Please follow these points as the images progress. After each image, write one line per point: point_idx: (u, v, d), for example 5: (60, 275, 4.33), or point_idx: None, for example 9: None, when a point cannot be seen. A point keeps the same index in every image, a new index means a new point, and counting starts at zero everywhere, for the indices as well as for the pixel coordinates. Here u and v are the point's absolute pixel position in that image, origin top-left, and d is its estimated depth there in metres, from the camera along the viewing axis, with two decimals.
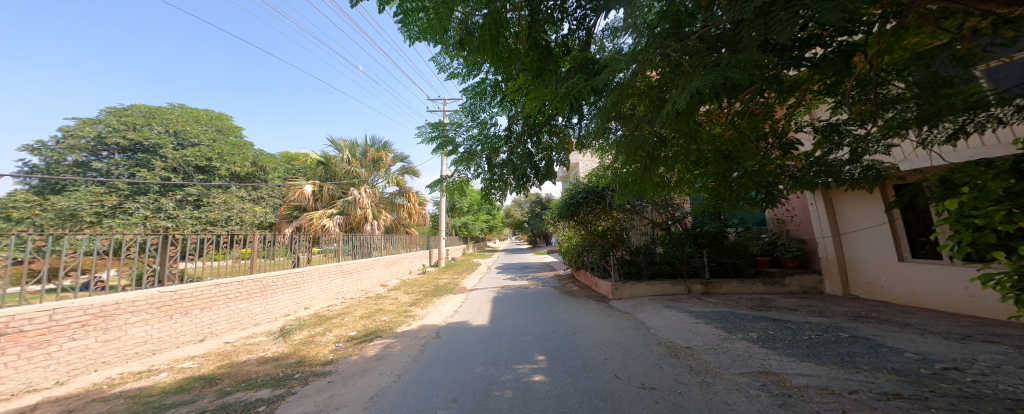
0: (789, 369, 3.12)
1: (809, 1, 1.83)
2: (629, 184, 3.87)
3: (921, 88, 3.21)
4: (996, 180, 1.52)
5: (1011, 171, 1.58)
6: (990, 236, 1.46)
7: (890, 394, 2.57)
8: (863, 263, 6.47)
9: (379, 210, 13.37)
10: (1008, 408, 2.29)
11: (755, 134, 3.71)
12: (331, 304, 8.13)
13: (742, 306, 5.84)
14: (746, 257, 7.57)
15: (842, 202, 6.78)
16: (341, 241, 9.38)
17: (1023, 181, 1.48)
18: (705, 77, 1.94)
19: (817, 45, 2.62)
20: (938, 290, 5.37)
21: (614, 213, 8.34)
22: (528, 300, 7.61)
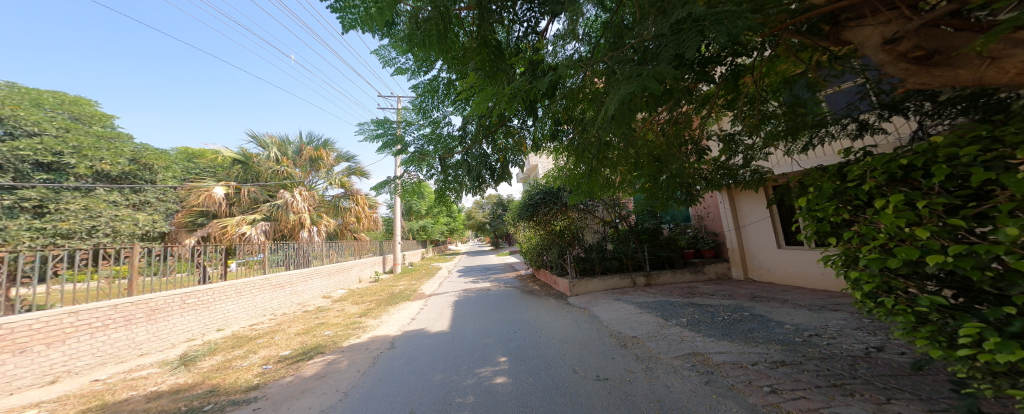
0: (710, 348, 3.58)
1: (708, 21, 2.08)
2: (581, 185, 4.16)
3: (788, 108, 3.93)
4: (828, 182, 1.94)
5: (836, 173, 2.01)
6: (825, 226, 1.95)
7: (778, 362, 3.11)
8: (756, 251, 7.75)
9: (319, 214, 11.89)
10: (850, 364, 2.95)
11: (680, 142, 4.20)
12: (254, 322, 7.10)
13: (675, 294, 6.56)
14: (677, 250, 8.51)
15: (740, 200, 8.02)
16: (268, 250, 8.27)
17: (842, 181, 1.91)
18: (630, 85, 2.13)
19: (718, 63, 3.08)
20: (804, 272, 6.64)
21: (571, 211, 8.86)
22: (491, 302, 7.55)
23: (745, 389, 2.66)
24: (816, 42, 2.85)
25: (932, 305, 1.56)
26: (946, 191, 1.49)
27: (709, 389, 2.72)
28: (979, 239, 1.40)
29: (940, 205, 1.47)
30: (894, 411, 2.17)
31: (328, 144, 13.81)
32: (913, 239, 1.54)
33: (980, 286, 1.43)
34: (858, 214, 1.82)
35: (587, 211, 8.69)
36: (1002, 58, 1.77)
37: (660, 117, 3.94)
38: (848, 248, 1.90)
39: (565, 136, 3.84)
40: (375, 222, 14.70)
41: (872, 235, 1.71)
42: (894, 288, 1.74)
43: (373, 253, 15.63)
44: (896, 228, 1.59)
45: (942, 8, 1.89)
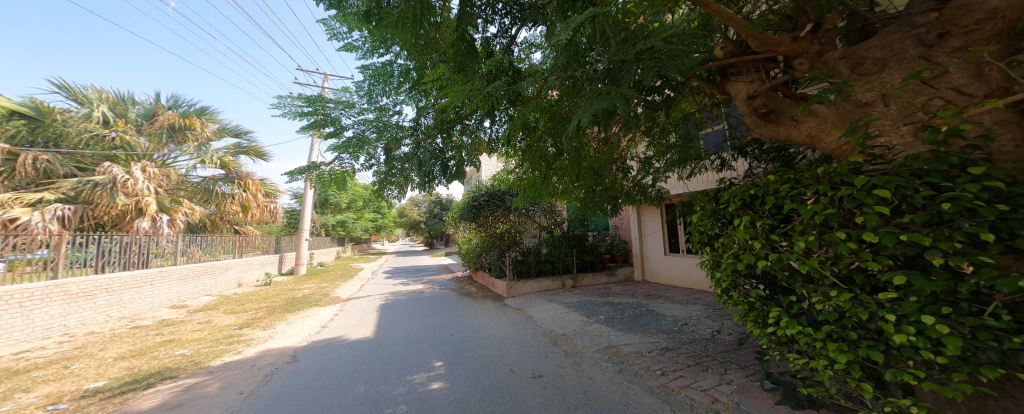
0: (621, 341, 4.12)
1: (664, 57, 2.45)
2: (528, 190, 4.41)
3: (683, 141, 4.78)
4: (710, 203, 2.53)
5: (710, 196, 2.63)
6: (701, 236, 2.58)
7: (666, 348, 3.78)
8: (651, 256, 9.20)
9: (178, 199, 8.83)
10: (707, 346, 3.79)
11: (613, 159, 4.72)
12: (24, 351, 4.90)
13: (594, 294, 7.34)
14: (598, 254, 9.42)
15: (645, 214, 9.47)
16: (66, 245, 5.92)
17: (716, 204, 2.51)
18: (602, 102, 2.39)
19: (661, 90, 3.48)
20: (679, 273, 8.33)
21: (512, 213, 9.00)
22: (424, 304, 7.10)
23: (645, 374, 3.15)
24: (713, 90, 3.56)
25: (757, 296, 2.19)
26: (770, 214, 2.11)
27: (623, 377, 3.12)
28: (783, 249, 2.03)
29: (767, 225, 2.09)
30: (730, 379, 2.89)
31: (208, 112, 10.77)
32: (750, 249, 2.16)
33: (780, 281, 2.08)
34: (721, 229, 2.43)
35: (524, 215, 8.93)
36: (800, 123, 2.56)
37: (604, 136, 4.40)
38: (715, 256, 2.51)
39: (517, 143, 4.01)
40: (274, 215, 12.03)
41: (731, 244, 2.30)
42: (738, 285, 2.36)
43: (263, 251, 12.80)
44: (743, 240, 2.19)
45: (781, 78, 2.74)
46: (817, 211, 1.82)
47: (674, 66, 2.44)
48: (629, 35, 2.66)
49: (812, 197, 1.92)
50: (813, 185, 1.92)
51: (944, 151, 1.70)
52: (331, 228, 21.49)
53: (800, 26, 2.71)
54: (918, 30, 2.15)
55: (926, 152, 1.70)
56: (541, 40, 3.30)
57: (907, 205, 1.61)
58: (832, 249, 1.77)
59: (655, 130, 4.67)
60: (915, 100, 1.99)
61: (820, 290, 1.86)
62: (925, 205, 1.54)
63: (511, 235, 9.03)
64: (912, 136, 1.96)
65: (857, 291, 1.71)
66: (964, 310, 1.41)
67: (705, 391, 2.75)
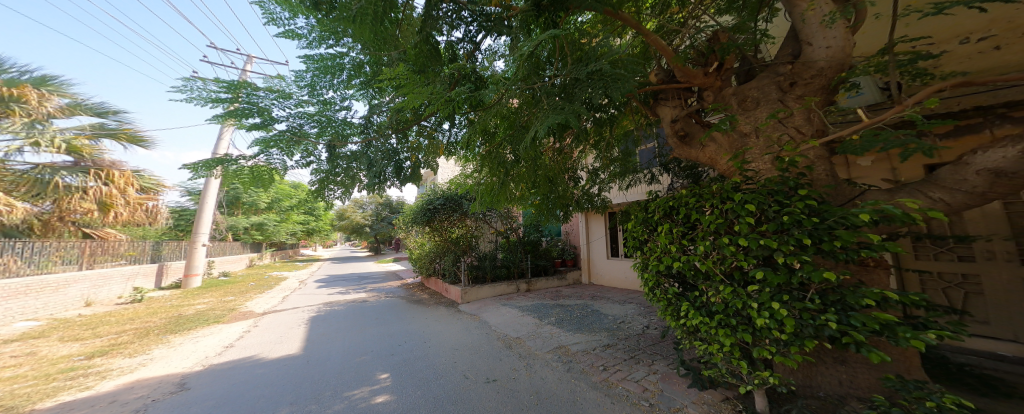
0: (566, 340, 4.29)
1: (609, 80, 2.68)
2: (486, 196, 4.35)
3: (624, 155, 5.20)
4: (640, 212, 2.83)
5: (641, 204, 2.95)
6: (632, 240, 2.88)
7: (607, 345, 4.06)
8: (597, 261, 9.63)
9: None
10: (641, 341, 4.17)
11: (566, 168, 4.91)
12: None
13: (546, 297, 7.44)
14: (549, 258, 9.61)
15: (593, 220, 9.93)
16: None
17: (643, 212, 2.83)
18: (557, 116, 2.54)
19: (602, 109, 3.79)
20: (618, 276, 8.92)
21: (466, 219, 8.71)
22: (368, 315, 6.31)
23: (590, 370, 3.33)
24: (649, 112, 3.99)
25: (673, 293, 2.52)
26: (682, 223, 2.45)
27: (570, 375, 3.26)
28: (690, 252, 2.38)
29: (679, 231, 2.43)
30: (655, 369, 3.26)
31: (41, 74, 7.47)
32: (666, 251, 2.49)
33: (688, 279, 2.42)
34: (647, 233, 2.74)
35: (479, 220, 8.71)
36: (705, 148, 3.05)
37: (558, 146, 4.61)
38: (642, 258, 2.81)
39: (478, 150, 3.94)
40: (152, 216, 9.37)
41: (655, 248, 2.61)
42: (657, 284, 2.67)
43: (126, 261, 9.72)
44: (662, 245, 2.51)
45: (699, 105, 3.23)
46: (712, 220, 2.19)
47: (618, 87, 2.67)
48: (585, 55, 2.93)
49: (708, 209, 2.29)
50: (708, 199, 2.30)
51: (784, 176, 2.17)
52: (242, 231, 17.81)
53: (710, 63, 3.20)
54: (778, 78, 2.73)
55: (777, 175, 2.18)
56: (502, 49, 3.36)
57: (765, 216, 2.07)
58: (720, 252, 2.15)
59: (602, 143, 4.99)
60: (773, 134, 2.57)
61: (712, 285, 2.23)
62: (773, 217, 2.02)
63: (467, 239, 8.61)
64: (769, 166, 2.55)
65: (736, 285, 2.11)
66: (793, 299, 1.88)
67: (637, 381, 3.04)
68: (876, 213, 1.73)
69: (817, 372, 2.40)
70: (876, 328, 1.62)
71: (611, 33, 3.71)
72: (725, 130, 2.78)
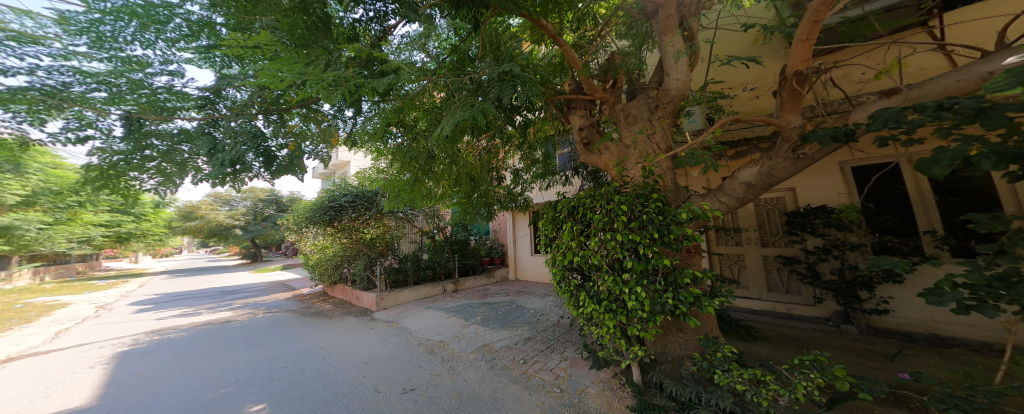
0: (492, 338, 4.30)
1: (521, 82, 2.80)
2: (401, 193, 3.99)
3: (543, 158, 5.43)
4: (550, 210, 2.99)
5: (551, 204, 3.13)
6: (543, 237, 3.03)
7: (527, 338, 4.20)
8: (523, 258, 9.88)
9: None
10: (561, 330, 4.43)
11: (489, 167, 4.92)
12: None
13: (473, 296, 7.41)
14: (478, 257, 9.52)
15: (519, 219, 10.15)
16: None
17: (552, 211, 2.99)
18: (463, 113, 2.56)
19: (519, 111, 3.95)
20: (544, 271, 9.29)
21: (388, 218, 8.33)
22: (244, 335, 5.33)
23: (511, 365, 3.40)
24: (562, 118, 4.28)
25: (574, 286, 2.72)
26: (581, 220, 2.68)
27: (494, 372, 3.27)
28: (586, 247, 2.63)
29: (578, 228, 2.65)
30: (565, 355, 3.47)
31: None
32: (568, 247, 2.69)
33: (585, 272, 2.65)
34: (555, 231, 2.91)
35: (404, 218, 8.47)
36: (601, 155, 3.32)
37: (479, 143, 4.67)
38: (550, 255, 2.95)
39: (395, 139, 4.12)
40: None
41: (560, 244, 2.77)
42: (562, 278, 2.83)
43: None
44: (564, 242, 2.71)
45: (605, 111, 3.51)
46: (602, 220, 2.47)
47: (524, 90, 2.82)
48: (500, 56, 3.09)
49: (599, 209, 2.56)
50: (599, 201, 2.57)
51: (649, 181, 2.55)
52: None
53: (608, 80, 3.54)
54: (649, 100, 3.15)
55: (641, 181, 2.60)
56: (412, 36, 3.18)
57: (638, 214, 2.41)
58: (606, 246, 2.42)
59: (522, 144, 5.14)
60: (642, 147, 2.98)
61: (601, 275, 2.48)
62: (643, 216, 2.38)
63: (388, 240, 8.01)
64: (641, 173, 2.92)
65: (618, 274, 2.41)
66: (649, 283, 2.28)
67: (552, 369, 3.20)
68: (694, 213, 2.28)
69: (670, 340, 2.80)
70: (691, 299, 2.12)
71: (531, 40, 3.96)
72: (614, 139, 3.16)
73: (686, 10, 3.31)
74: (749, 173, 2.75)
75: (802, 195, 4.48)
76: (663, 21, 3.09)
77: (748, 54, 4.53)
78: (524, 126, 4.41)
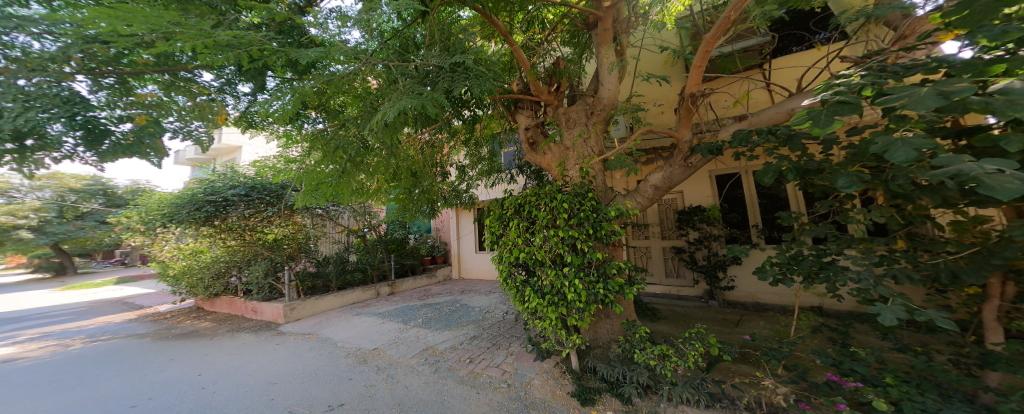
0: (437, 340, 4.12)
1: (473, 75, 2.74)
2: (322, 187, 3.36)
3: (490, 155, 5.45)
4: (496, 208, 3.04)
5: (496, 202, 3.18)
6: (491, 235, 3.02)
7: (475, 337, 4.14)
8: (466, 256, 9.67)
9: None
10: (510, 326, 4.48)
11: (432, 162, 4.80)
12: None
13: (413, 298, 6.97)
14: (416, 257, 9.00)
15: (461, 216, 9.88)
16: None
17: (498, 209, 3.03)
18: (411, 100, 2.39)
19: (467, 106, 3.91)
20: (487, 268, 9.24)
21: (297, 215, 6.94)
22: (87, 366, 4.05)
23: (457, 366, 3.32)
24: (510, 117, 4.29)
25: (521, 281, 2.80)
26: (526, 218, 2.80)
27: (440, 375, 3.14)
28: (531, 243, 2.73)
29: (524, 225, 2.75)
30: (513, 350, 3.56)
31: None
32: (514, 244, 2.77)
33: (532, 267, 2.75)
34: (503, 228, 2.95)
35: (324, 217, 7.28)
36: (545, 154, 3.50)
37: (424, 134, 4.41)
38: (498, 253, 2.97)
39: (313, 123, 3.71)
40: None
41: (507, 242, 2.83)
42: (510, 275, 2.88)
43: None
44: (511, 240, 2.77)
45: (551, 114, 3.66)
46: (546, 217, 2.61)
47: (479, 86, 2.70)
48: (452, 45, 2.97)
49: (544, 207, 2.69)
50: (544, 199, 2.70)
51: (584, 182, 2.82)
52: None
53: (553, 84, 3.73)
54: (588, 108, 3.43)
55: (580, 181, 2.83)
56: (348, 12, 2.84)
57: (578, 212, 2.60)
58: (549, 242, 2.57)
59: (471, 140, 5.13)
60: (568, 150, 3.30)
61: (547, 269, 2.61)
62: (581, 215, 2.58)
63: (300, 241, 6.95)
64: (578, 175, 3.14)
65: (560, 268, 2.57)
66: (585, 275, 2.50)
67: (501, 365, 3.24)
68: (620, 212, 2.56)
69: (602, 327, 3.13)
70: (615, 287, 2.40)
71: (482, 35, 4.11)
72: (556, 140, 3.37)
73: (618, 27, 3.63)
74: (658, 176, 3.18)
75: (687, 197, 5.43)
76: (601, 33, 3.34)
77: (660, 73, 5.29)
78: (472, 120, 4.28)
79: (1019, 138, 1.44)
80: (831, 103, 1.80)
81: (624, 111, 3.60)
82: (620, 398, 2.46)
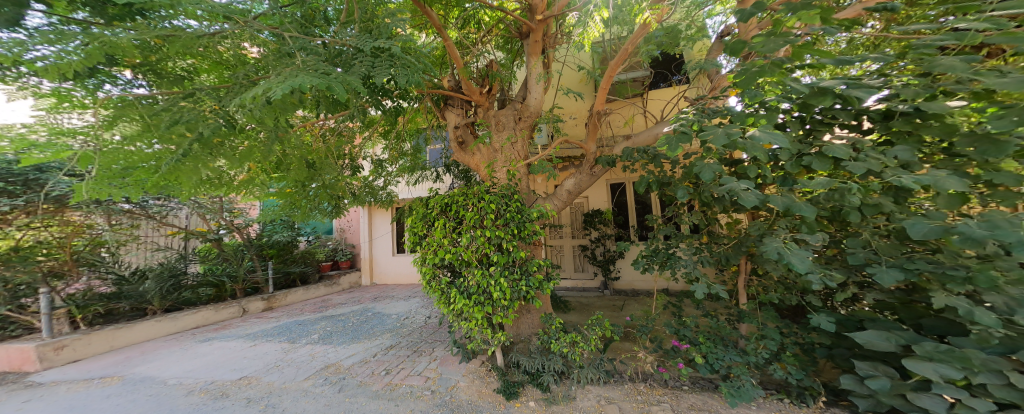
0: (341, 356, 3.68)
1: (399, 64, 2.52)
2: (132, 183, 2.33)
3: (414, 151, 5.21)
4: (420, 207, 2.89)
5: (421, 201, 3.04)
6: (415, 236, 2.86)
7: (390, 347, 3.88)
8: (380, 259, 8.88)
9: None
10: (428, 332, 4.34)
11: (337, 153, 4.25)
12: None
13: (306, 311, 6.02)
14: (314, 262, 7.84)
15: (374, 215, 8.98)
16: None
17: (423, 208, 2.89)
18: (312, 79, 1.96)
19: (388, 97, 3.58)
20: (404, 272, 8.69)
21: (69, 211, 4.38)
22: None
23: (369, 380, 3.03)
24: (439, 114, 4.19)
25: (446, 282, 2.72)
26: (452, 218, 2.74)
27: (343, 395, 2.80)
28: (457, 244, 2.70)
29: (450, 225, 2.69)
30: (436, 356, 3.48)
31: None
32: (440, 244, 2.69)
33: (456, 267, 2.72)
34: (428, 227, 2.82)
35: (136, 214, 5.19)
36: (474, 155, 3.55)
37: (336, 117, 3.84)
38: (421, 255, 2.83)
39: (126, 88, 2.32)
40: None
41: (431, 242, 2.73)
42: (435, 277, 2.77)
43: None
44: (437, 241, 2.67)
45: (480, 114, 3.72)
46: (474, 218, 2.62)
47: (406, 75, 2.50)
48: (375, 28, 2.69)
49: (471, 207, 2.69)
50: (473, 200, 2.69)
51: (511, 184, 2.94)
52: None
53: (485, 86, 3.75)
54: (515, 114, 3.58)
55: (507, 183, 2.93)
56: None
57: (505, 214, 2.69)
58: (476, 242, 2.58)
59: (390, 132, 4.85)
60: (491, 153, 3.44)
61: (475, 269, 2.61)
62: (507, 216, 2.67)
63: (72, 250, 4.52)
64: (506, 176, 3.27)
65: (485, 268, 2.62)
66: (509, 273, 2.60)
67: (422, 372, 3.11)
68: (542, 214, 2.74)
69: (524, 321, 3.33)
70: (537, 284, 2.57)
71: (413, 24, 3.96)
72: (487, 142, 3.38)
73: (547, 41, 3.85)
74: (571, 182, 3.52)
75: (591, 201, 6.16)
76: (532, 44, 3.49)
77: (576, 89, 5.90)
78: (395, 109, 3.88)
79: (754, 169, 2.16)
80: (675, 132, 2.23)
81: (548, 121, 3.77)
82: (540, 387, 2.64)
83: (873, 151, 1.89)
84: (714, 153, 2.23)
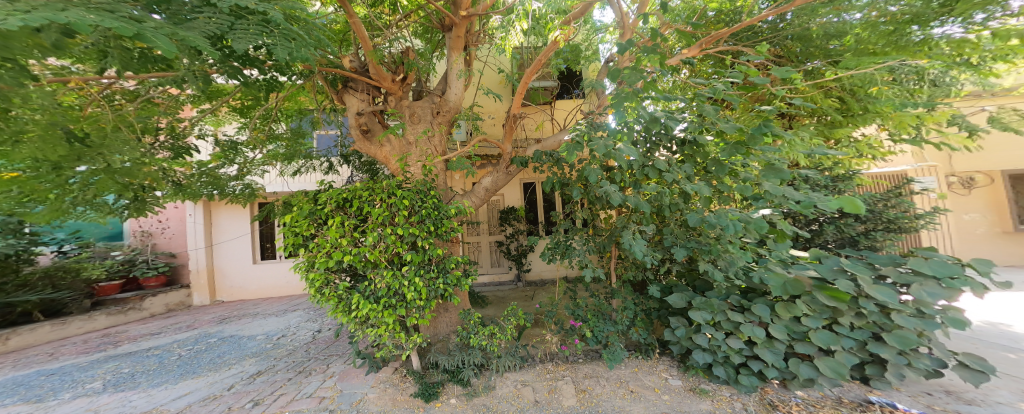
0: (163, 399, 2.88)
1: (272, 31, 2.01)
2: None
3: (292, 135, 4.54)
4: (307, 204, 2.47)
5: (312, 196, 2.65)
6: (298, 238, 2.44)
7: (254, 374, 3.26)
8: (227, 270, 7.40)
9: None
10: (304, 349, 3.85)
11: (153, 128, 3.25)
12: None
13: (69, 354, 4.41)
14: (77, 286, 5.77)
15: (218, 214, 7.35)
16: None
17: (313, 205, 2.51)
18: (100, 20, 1.30)
19: (276, 69, 2.91)
20: (274, 283, 7.50)
21: None
22: None
23: None
24: (340, 98, 3.70)
25: (345, 288, 2.44)
26: (354, 215, 2.47)
27: None
28: (361, 244, 2.46)
29: (351, 224, 2.42)
30: (332, 371, 3.12)
31: None
32: (339, 245, 2.36)
33: (359, 270, 2.47)
34: (320, 227, 2.47)
35: None
36: (382, 147, 3.28)
37: (143, 77, 2.55)
38: (311, 258, 2.45)
39: None
40: None
41: (322, 243, 2.38)
42: (330, 281, 2.47)
43: None
44: (335, 240, 2.34)
45: (390, 103, 3.43)
46: (383, 215, 2.40)
47: (283, 47, 2.02)
48: None
49: (379, 203, 2.48)
50: (381, 196, 2.48)
51: (427, 179, 2.84)
52: None
53: (399, 73, 3.47)
54: (432, 108, 3.45)
55: (422, 179, 2.79)
56: None
57: (417, 213, 2.57)
58: (385, 242, 2.38)
59: (254, 112, 4.17)
60: (396, 146, 3.26)
61: (387, 269, 2.43)
62: (423, 216, 2.55)
63: None
64: (420, 171, 3.15)
65: (395, 267, 2.47)
66: (425, 272, 2.51)
67: (309, 395, 2.71)
68: (460, 210, 2.73)
69: (442, 320, 3.27)
70: (455, 281, 2.56)
71: None
72: (398, 134, 3.16)
73: (470, 38, 3.77)
74: (488, 180, 3.60)
75: (508, 199, 6.44)
76: (454, 38, 3.36)
77: (495, 90, 6.07)
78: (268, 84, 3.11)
79: (614, 175, 2.63)
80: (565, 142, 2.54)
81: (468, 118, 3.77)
82: (460, 383, 2.64)
83: (676, 166, 2.47)
84: (596, 161, 2.59)
